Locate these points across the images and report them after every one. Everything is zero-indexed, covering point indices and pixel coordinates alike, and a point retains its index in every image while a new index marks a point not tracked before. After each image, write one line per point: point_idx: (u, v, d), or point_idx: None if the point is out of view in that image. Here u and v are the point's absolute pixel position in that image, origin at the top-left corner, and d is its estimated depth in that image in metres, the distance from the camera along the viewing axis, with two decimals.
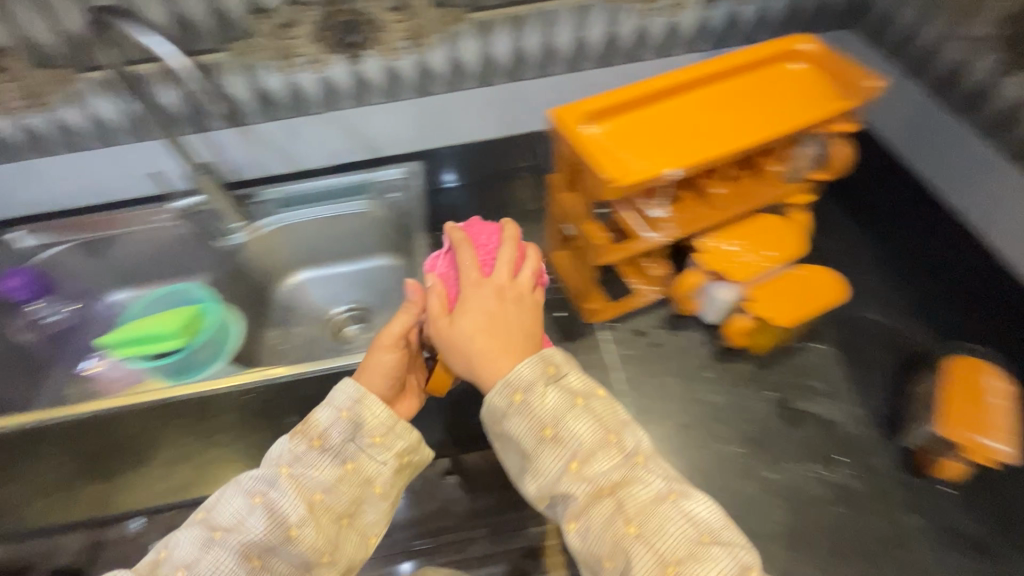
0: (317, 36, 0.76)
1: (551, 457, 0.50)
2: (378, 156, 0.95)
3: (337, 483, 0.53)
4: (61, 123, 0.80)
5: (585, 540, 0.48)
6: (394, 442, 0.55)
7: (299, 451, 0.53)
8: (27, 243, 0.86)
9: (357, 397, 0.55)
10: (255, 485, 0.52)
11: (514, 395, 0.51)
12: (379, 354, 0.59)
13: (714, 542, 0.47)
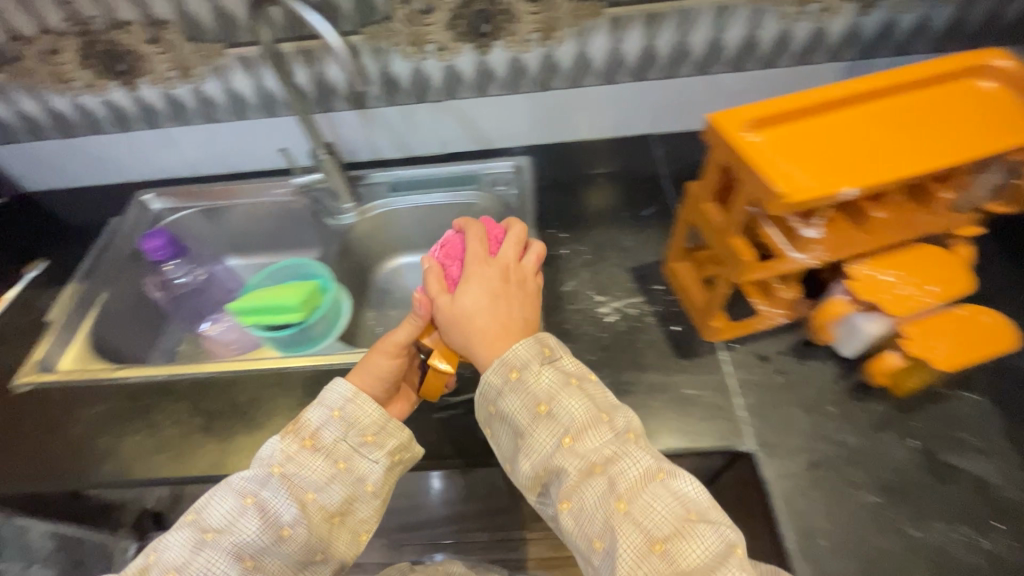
0: (450, 24, 0.76)
1: (542, 433, 0.50)
2: (487, 149, 0.94)
3: (329, 482, 0.53)
4: (202, 95, 0.84)
5: (577, 519, 0.48)
6: (386, 441, 0.56)
7: (292, 451, 0.54)
8: (156, 206, 0.93)
9: (350, 397, 0.56)
10: (248, 485, 0.52)
11: (510, 373, 0.52)
12: (378, 358, 0.59)
13: (702, 520, 0.46)
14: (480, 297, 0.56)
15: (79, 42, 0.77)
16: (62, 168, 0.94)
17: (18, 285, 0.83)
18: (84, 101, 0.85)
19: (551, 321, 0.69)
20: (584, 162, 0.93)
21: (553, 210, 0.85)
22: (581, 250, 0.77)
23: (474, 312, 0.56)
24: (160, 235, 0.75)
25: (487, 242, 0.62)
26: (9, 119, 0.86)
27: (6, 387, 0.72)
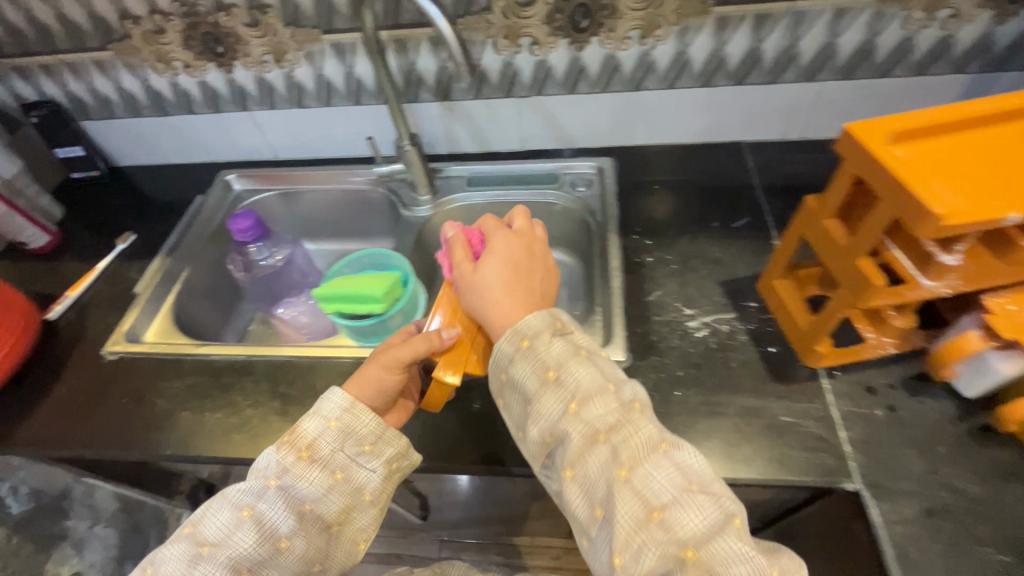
0: (548, 18, 0.74)
1: (550, 400, 0.48)
2: (568, 149, 0.91)
3: (327, 493, 0.52)
4: (293, 80, 0.85)
5: (581, 488, 0.46)
6: (384, 449, 0.54)
7: (288, 462, 0.51)
8: (238, 187, 0.95)
9: (346, 406, 0.53)
10: (244, 497, 0.50)
11: (521, 341, 0.50)
12: (378, 372, 0.55)
13: (702, 491, 0.45)
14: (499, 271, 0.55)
15: (184, 23, 0.79)
16: (154, 145, 0.97)
17: (109, 256, 0.86)
18: (181, 81, 0.87)
19: (637, 332, 0.66)
20: (667, 167, 0.88)
21: (637, 215, 0.81)
22: (667, 259, 0.74)
23: (492, 286, 0.54)
24: (246, 216, 0.75)
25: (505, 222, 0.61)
26: (112, 95, 0.90)
27: (97, 354, 0.74)
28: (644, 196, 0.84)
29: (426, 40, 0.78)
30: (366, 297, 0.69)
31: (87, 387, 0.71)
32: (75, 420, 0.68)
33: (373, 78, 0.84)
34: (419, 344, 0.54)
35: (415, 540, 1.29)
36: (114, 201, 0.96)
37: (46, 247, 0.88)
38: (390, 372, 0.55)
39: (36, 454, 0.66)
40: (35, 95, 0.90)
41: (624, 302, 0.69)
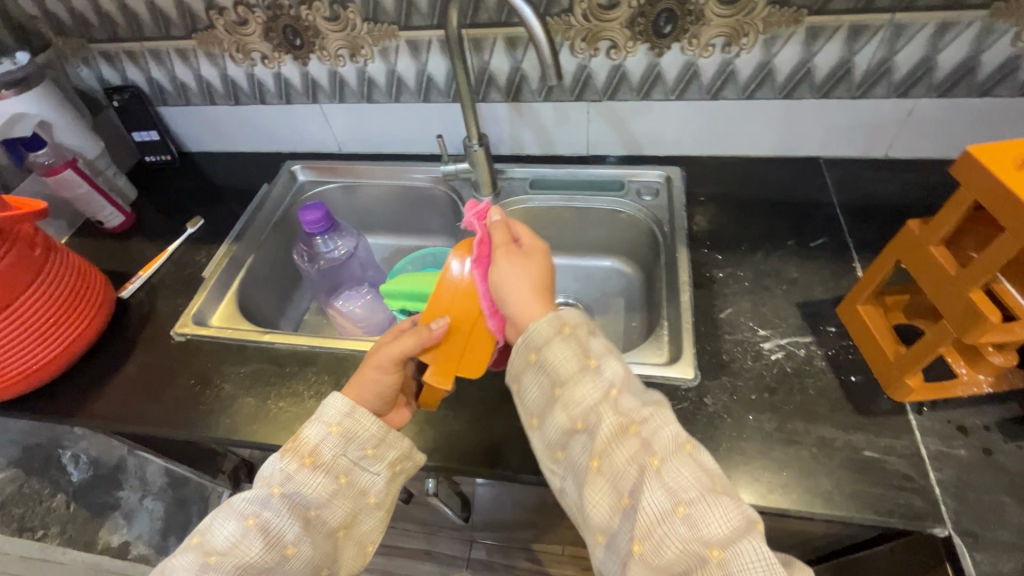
0: (630, 22, 0.73)
1: (587, 385, 0.47)
2: (634, 156, 0.89)
3: (332, 498, 0.51)
4: (366, 75, 0.86)
5: (608, 479, 0.44)
6: (387, 453, 0.54)
7: (290, 470, 0.50)
8: (302, 178, 0.97)
9: (347, 411, 0.53)
10: (247, 505, 0.49)
11: (562, 327, 0.50)
12: (374, 373, 0.54)
13: (727, 493, 0.41)
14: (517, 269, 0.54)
15: (266, 14, 0.81)
16: (224, 134, 1.00)
17: (179, 239, 0.88)
18: (258, 72, 0.89)
19: (707, 350, 0.64)
20: (739, 180, 0.85)
21: (707, 228, 0.79)
22: (739, 276, 0.72)
23: (510, 284, 0.53)
24: (315, 208, 0.76)
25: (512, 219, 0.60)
26: (189, 83, 0.92)
27: (166, 335, 0.76)
28: (713, 208, 0.82)
29: (502, 40, 0.77)
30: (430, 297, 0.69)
31: (156, 366, 0.73)
32: (144, 398, 0.70)
33: (445, 76, 0.84)
34: (411, 342, 0.55)
35: (446, 539, 1.28)
36: (183, 186, 0.98)
37: (120, 227, 0.90)
38: (386, 374, 0.55)
39: (107, 428, 0.68)
40: (118, 80, 0.93)
41: (693, 317, 0.67)
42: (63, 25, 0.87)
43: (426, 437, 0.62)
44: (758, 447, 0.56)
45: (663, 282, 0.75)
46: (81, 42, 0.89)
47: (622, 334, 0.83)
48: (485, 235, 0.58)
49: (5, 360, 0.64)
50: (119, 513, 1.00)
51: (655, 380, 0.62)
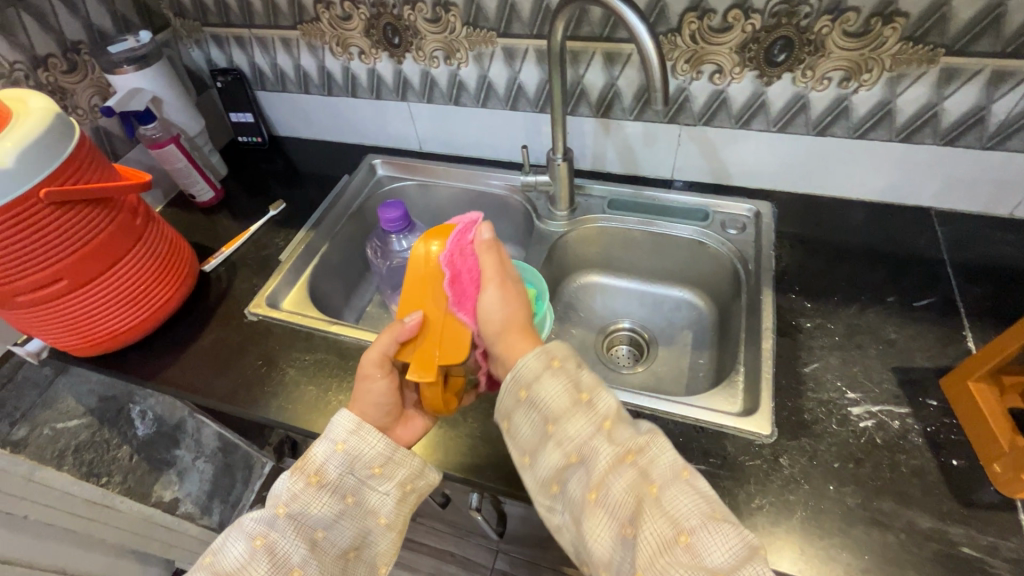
0: (740, 47, 0.69)
1: (580, 419, 0.45)
2: (720, 186, 0.85)
3: (339, 519, 0.51)
4: (457, 78, 0.86)
5: (606, 511, 0.42)
6: (395, 472, 0.54)
7: (296, 489, 0.50)
8: (381, 172, 0.99)
9: (353, 428, 0.53)
10: (255, 526, 0.49)
11: (551, 360, 0.48)
12: (364, 383, 0.56)
13: (728, 521, 0.39)
14: (501, 295, 0.54)
15: (370, 12, 0.82)
16: (313, 123, 1.03)
17: (261, 220, 0.91)
18: (353, 66, 0.91)
19: (787, 407, 0.60)
20: (835, 223, 0.79)
21: (797, 272, 0.73)
22: (829, 329, 0.66)
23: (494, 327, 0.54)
24: (394, 207, 0.78)
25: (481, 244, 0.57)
26: (288, 71, 0.95)
27: (240, 313, 0.79)
28: (804, 250, 0.76)
29: (600, 55, 0.75)
30: None
31: (228, 342, 0.75)
32: (214, 371, 0.72)
33: (536, 86, 0.83)
34: (388, 338, 0.55)
35: (471, 545, 1.26)
36: (269, 168, 1.02)
37: (209, 202, 0.94)
38: (375, 380, 0.56)
39: (176, 395, 0.71)
40: (224, 63, 0.98)
41: (773, 368, 0.63)
42: (182, 8, 0.92)
43: (479, 452, 0.60)
44: (838, 522, 0.51)
45: (741, 323, 0.71)
46: (196, 25, 0.93)
47: (687, 370, 0.79)
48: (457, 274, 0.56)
49: (99, 320, 0.68)
50: (174, 470, 1.07)
51: (726, 431, 0.58)
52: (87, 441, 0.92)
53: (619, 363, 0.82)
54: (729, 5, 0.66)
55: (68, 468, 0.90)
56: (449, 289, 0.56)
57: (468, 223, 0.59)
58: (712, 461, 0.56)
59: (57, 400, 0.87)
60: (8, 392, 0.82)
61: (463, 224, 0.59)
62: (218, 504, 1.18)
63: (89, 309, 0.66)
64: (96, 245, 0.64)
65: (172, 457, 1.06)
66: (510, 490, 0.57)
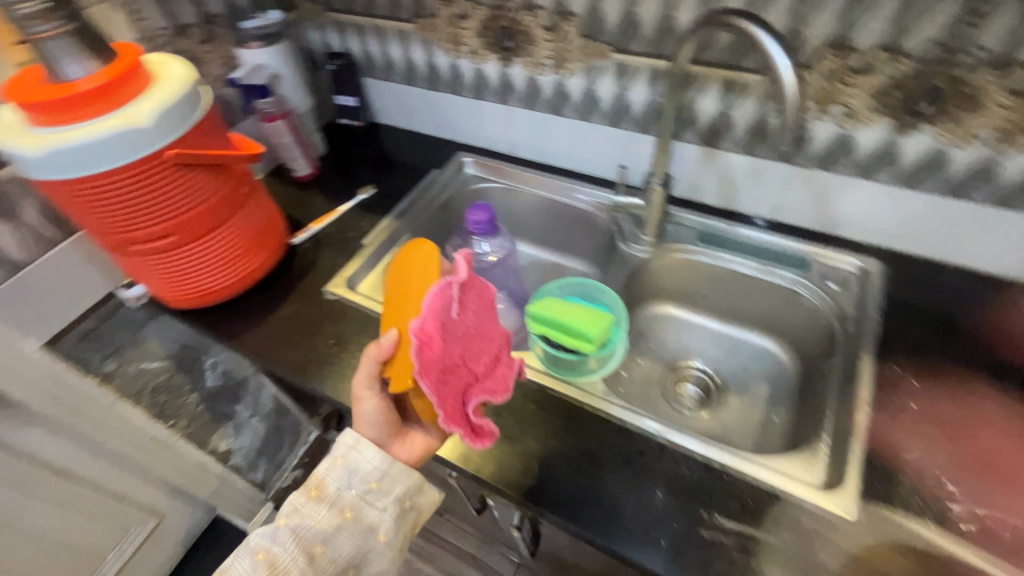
0: (878, 92, 0.64)
1: None
2: (824, 234, 0.79)
3: (337, 533, 0.51)
4: (562, 88, 0.85)
5: None
6: (392, 486, 0.53)
7: (298, 502, 0.52)
8: (469, 171, 0.99)
9: (352, 443, 0.54)
10: (258, 541, 0.50)
11: None
12: (356, 404, 0.55)
13: None
14: None
15: (488, 13, 0.83)
16: (412, 114, 1.05)
17: (350, 203, 0.94)
18: (461, 64, 0.92)
19: (875, 490, 0.54)
20: (952, 295, 0.71)
21: (903, 340, 0.67)
22: (934, 412, 0.60)
23: None
24: (482, 209, 0.78)
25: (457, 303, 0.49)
26: (397, 62, 0.98)
27: (319, 289, 0.81)
28: (914, 320, 0.69)
29: (719, 82, 0.72)
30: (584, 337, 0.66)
31: (304, 316, 0.78)
32: (288, 341, 0.75)
33: (643, 105, 0.80)
34: (368, 362, 0.53)
35: (494, 554, 1.24)
36: (363, 152, 1.05)
37: (305, 177, 0.98)
38: (364, 399, 0.54)
39: (252, 359, 0.74)
40: (339, 47, 1.02)
41: (864, 445, 0.57)
42: None
43: (532, 471, 0.59)
44: None
45: (830, 387, 0.65)
46: (321, 9, 0.98)
47: (758, 424, 0.74)
48: (431, 336, 0.46)
49: (198, 276, 0.72)
50: (231, 424, 1.04)
51: (802, 504, 0.54)
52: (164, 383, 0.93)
53: (682, 403, 0.77)
54: (875, 46, 0.61)
55: None
56: (418, 358, 0.45)
57: (450, 274, 0.49)
58: (783, 533, 0.52)
59: (144, 341, 0.84)
60: (105, 329, 0.83)
61: (444, 280, 0.48)
62: (264, 462, 1.25)
63: (194, 266, 0.71)
64: (205, 208, 0.67)
65: (231, 412, 1.01)
66: (557, 517, 0.55)
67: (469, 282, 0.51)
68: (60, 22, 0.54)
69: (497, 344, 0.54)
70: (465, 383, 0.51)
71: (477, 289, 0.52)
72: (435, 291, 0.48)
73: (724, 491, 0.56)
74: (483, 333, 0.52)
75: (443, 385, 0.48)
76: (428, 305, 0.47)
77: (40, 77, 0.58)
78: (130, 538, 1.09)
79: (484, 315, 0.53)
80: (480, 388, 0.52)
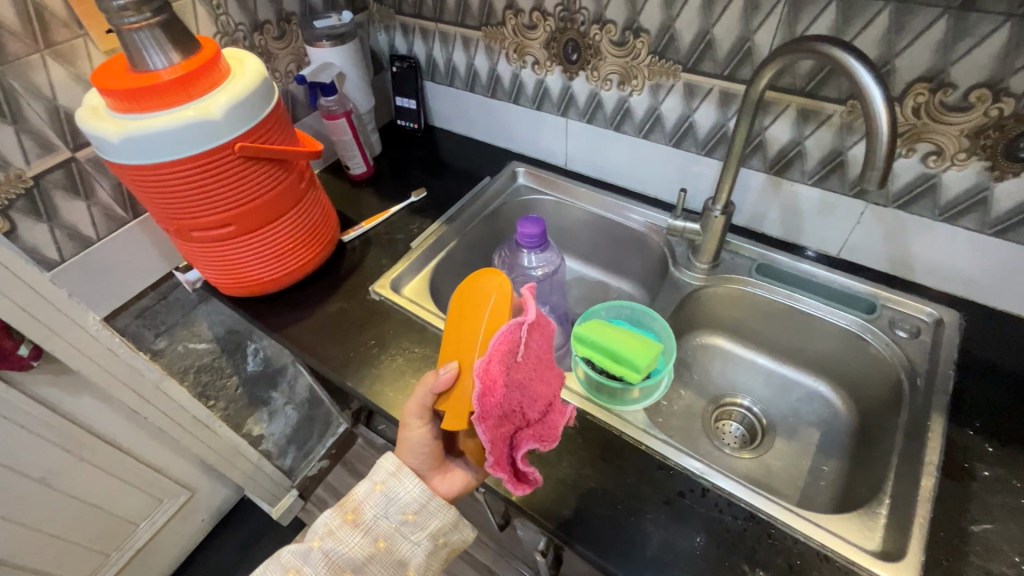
0: (973, 132, 0.60)
1: None
2: (896, 278, 0.74)
3: (368, 562, 0.51)
4: (626, 105, 0.83)
5: None
6: (428, 520, 0.53)
7: (333, 524, 0.51)
8: (521, 181, 0.98)
9: (393, 471, 0.53)
10: (290, 558, 0.50)
11: None
12: (405, 431, 0.55)
13: None
14: None
15: (556, 25, 0.82)
16: (469, 119, 1.05)
17: (402, 204, 0.94)
18: (523, 74, 0.91)
19: (942, 566, 0.49)
20: None
21: (980, 402, 0.62)
22: (1013, 487, 0.54)
23: None
24: (535, 223, 0.77)
25: (523, 350, 0.48)
26: (460, 68, 0.98)
27: (364, 288, 0.82)
28: (994, 380, 0.64)
29: (795, 110, 0.68)
30: (630, 369, 0.64)
31: (349, 314, 0.78)
32: (331, 338, 0.75)
33: (709, 128, 0.77)
34: (424, 391, 0.52)
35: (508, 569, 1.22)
36: (417, 155, 1.05)
37: (360, 176, 0.99)
38: (415, 429, 0.54)
39: (295, 353, 0.75)
40: (404, 49, 1.03)
41: (931, 514, 0.52)
42: None
43: (565, 501, 0.56)
44: None
45: (894, 444, 0.60)
46: (390, 12, 0.99)
47: (807, 473, 0.69)
48: (493, 384, 0.46)
49: (253, 266, 0.74)
50: (266, 409, 1.14)
51: (856, 571, 0.50)
52: (206, 364, 0.98)
53: (724, 441, 0.74)
54: (976, 83, 0.57)
55: (188, 384, 0.97)
56: (478, 403, 0.45)
57: (522, 317, 0.48)
58: None
59: (193, 322, 0.92)
60: (161, 308, 0.87)
61: (513, 322, 0.48)
62: (293, 449, 1.27)
63: (250, 256, 0.72)
64: (265, 200, 0.68)
65: (268, 397, 1.13)
66: (588, 551, 0.53)
67: (536, 324, 0.49)
68: (149, 13, 0.56)
69: (554, 389, 0.51)
70: (516, 427, 0.49)
71: (541, 330, 0.50)
72: (504, 335, 0.47)
73: (767, 545, 0.52)
74: (542, 377, 0.50)
75: (497, 431, 0.47)
76: (496, 349, 0.46)
77: (126, 65, 0.61)
78: (163, 509, 1.13)
79: (546, 358, 0.51)
80: (530, 434, 0.50)
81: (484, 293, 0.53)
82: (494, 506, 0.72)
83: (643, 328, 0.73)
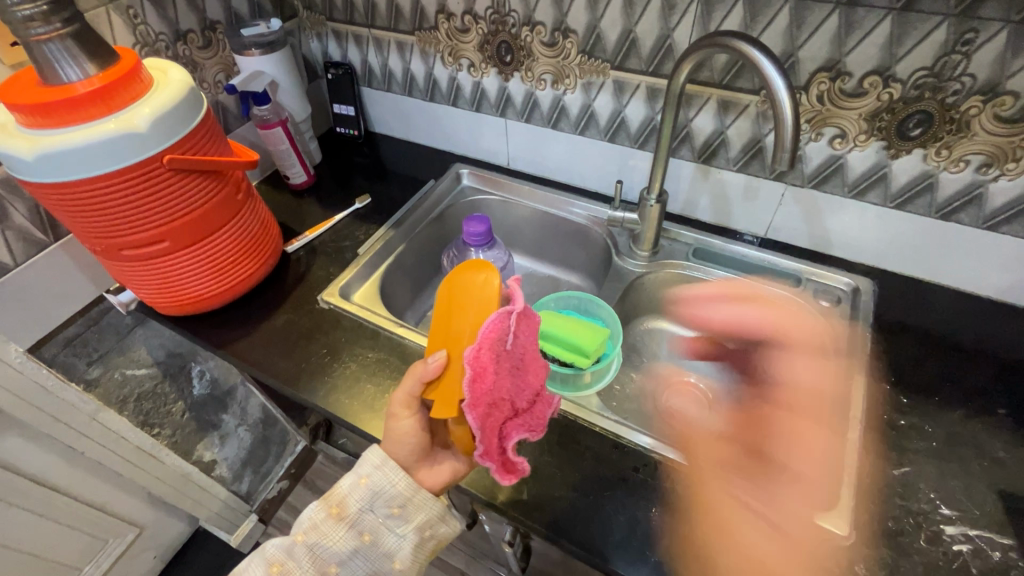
0: (869, 116, 0.66)
1: None
2: (816, 253, 0.80)
3: (353, 556, 0.52)
4: (560, 103, 0.86)
5: None
6: (414, 514, 0.53)
7: (317, 519, 0.52)
8: (465, 182, 0.99)
9: (378, 464, 0.53)
10: (274, 552, 0.51)
11: None
12: (393, 422, 0.53)
13: None
14: None
15: (488, 28, 0.84)
16: (409, 124, 1.05)
17: (346, 211, 0.93)
18: (460, 77, 0.92)
19: (869, 510, 0.54)
20: (939, 314, 0.73)
21: (894, 359, 0.68)
22: (925, 432, 0.60)
23: None
24: (480, 221, 0.78)
25: (512, 338, 0.49)
26: (397, 73, 0.98)
27: (313, 298, 0.80)
28: (905, 339, 0.70)
29: (715, 101, 0.73)
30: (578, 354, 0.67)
31: (299, 325, 0.77)
32: (280, 351, 0.74)
33: (640, 123, 0.81)
34: (412, 381, 0.51)
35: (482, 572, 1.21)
36: (359, 161, 1.04)
37: (301, 185, 0.97)
38: (403, 419, 0.53)
39: (242, 368, 0.73)
40: (338, 56, 1.02)
41: (857, 464, 0.57)
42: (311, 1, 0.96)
43: (527, 487, 0.58)
44: None
45: None
46: (320, 19, 0.98)
47: None
48: (484, 369, 0.47)
49: (191, 282, 0.71)
50: (217, 433, 1.10)
51: (796, 522, 0.54)
52: (148, 391, 0.93)
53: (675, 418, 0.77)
54: (867, 70, 0.63)
55: (128, 414, 0.92)
56: (469, 389, 0.47)
57: (512, 306, 0.48)
58: None
59: (130, 348, 0.88)
60: (91, 334, 0.82)
61: (501, 311, 0.49)
62: (249, 473, 1.22)
63: (189, 271, 0.70)
64: (199, 213, 0.66)
65: (218, 420, 1.09)
66: (551, 535, 0.55)
67: (524, 313, 0.50)
68: (59, 24, 0.54)
69: (541, 380, 0.52)
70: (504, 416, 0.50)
71: (529, 320, 0.51)
72: (495, 322, 0.48)
73: (715, 508, 0.55)
74: (529, 367, 0.51)
75: (487, 419, 0.48)
76: (488, 336, 0.48)
77: (35, 79, 0.58)
78: (109, 550, 1.06)
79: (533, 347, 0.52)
80: (519, 424, 0.51)
81: (471, 284, 0.51)
82: (460, 505, 0.72)
83: (592, 316, 0.76)
